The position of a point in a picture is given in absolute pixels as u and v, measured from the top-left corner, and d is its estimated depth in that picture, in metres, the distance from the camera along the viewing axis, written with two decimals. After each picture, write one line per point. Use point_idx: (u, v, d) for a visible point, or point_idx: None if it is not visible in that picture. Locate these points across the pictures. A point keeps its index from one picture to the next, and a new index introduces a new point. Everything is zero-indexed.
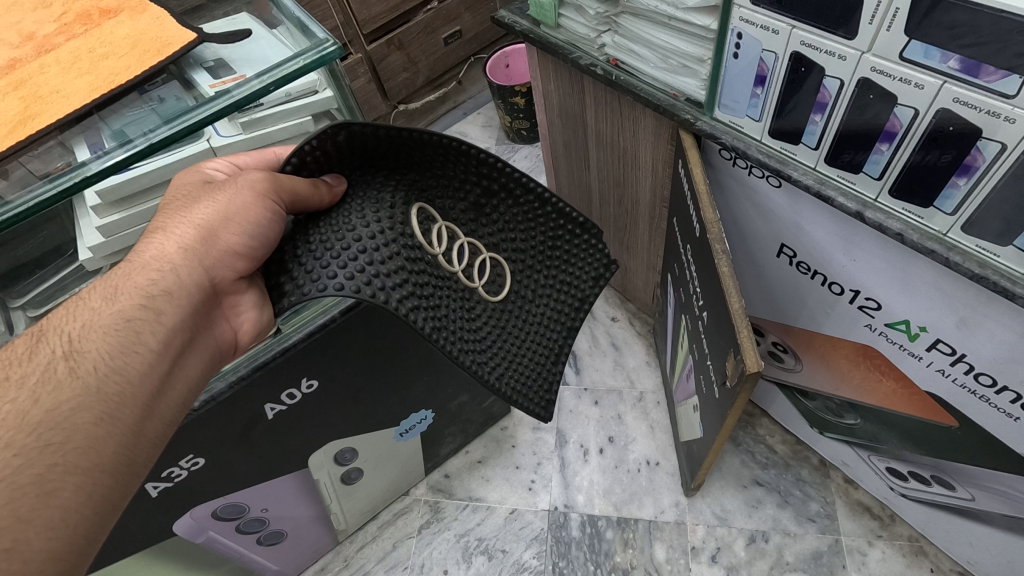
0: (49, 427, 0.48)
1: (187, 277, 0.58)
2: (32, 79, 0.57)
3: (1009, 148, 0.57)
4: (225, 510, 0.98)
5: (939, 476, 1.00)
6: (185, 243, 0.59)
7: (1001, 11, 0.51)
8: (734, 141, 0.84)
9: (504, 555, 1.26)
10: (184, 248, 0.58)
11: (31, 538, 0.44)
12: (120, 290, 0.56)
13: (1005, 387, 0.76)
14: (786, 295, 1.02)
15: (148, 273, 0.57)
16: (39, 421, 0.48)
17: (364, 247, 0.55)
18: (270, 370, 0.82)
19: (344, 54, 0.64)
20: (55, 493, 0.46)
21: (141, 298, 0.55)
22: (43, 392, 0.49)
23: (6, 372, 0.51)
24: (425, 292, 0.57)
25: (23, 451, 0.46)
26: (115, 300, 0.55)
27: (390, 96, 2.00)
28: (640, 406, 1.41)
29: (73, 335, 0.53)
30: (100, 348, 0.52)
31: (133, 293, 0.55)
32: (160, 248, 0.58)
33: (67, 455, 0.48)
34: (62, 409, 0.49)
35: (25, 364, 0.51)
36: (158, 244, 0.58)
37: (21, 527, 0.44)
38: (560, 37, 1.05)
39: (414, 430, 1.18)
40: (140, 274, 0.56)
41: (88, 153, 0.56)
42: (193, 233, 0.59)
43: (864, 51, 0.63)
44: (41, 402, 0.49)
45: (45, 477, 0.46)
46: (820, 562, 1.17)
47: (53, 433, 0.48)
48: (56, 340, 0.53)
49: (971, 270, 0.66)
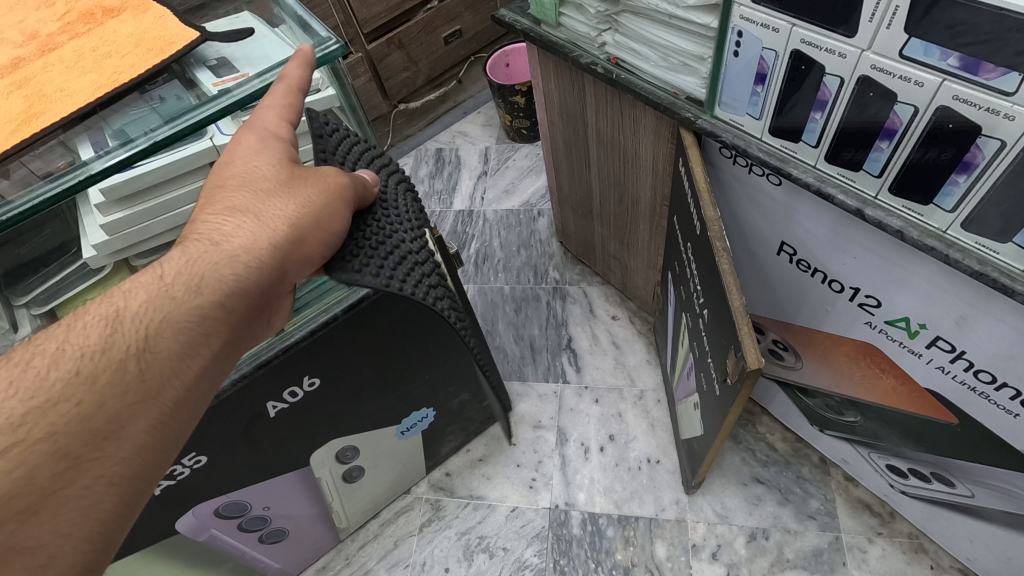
0: (103, 437, 0.46)
1: (269, 276, 0.55)
2: (36, 77, 0.57)
3: (1008, 146, 0.57)
4: (227, 508, 0.98)
5: (938, 473, 1.00)
6: (270, 237, 0.55)
7: (1001, 9, 0.51)
8: (735, 139, 0.84)
9: (505, 553, 1.26)
10: (271, 244, 0.55)
11: (69, 553, 0.43)
12: (201, 279, 0.52)
13: (1005, 384, 0.76)
14: (786, 293, 1.02)
15: (231, 265, 0.53)
16: (98, 430, 0.45)
17: (414, 254, 0.58)
18: (272, 368, 0.82)
19: (347, 52, 0.64)
20: (97, 507, 0.45)
21: (222, 295, 0.52)
22: (109, 396, 0.47)
23: (75, 361, 0.46)
24: (451, 298, 0.62)
25: (76, 462, 0.44)
26: (196, 292, 0.52)
27: (391, 95, 2.00)
28: (640, 404, 1.42)
29: (149, 327, 0.49)
30: (172, 348, 0.50)
31: (215, 288, 0.52)
32: (245, 238, 0.54)
33: (117, 467, 0.46)
34: (124, 417, 0.47)
35: (97, 357, 0.47)
36: (244, 233, 0.55)
37: (59, 543, 0.43)
38: (561, 36, 1.05)
39: (415, 428, 1.19)
40: (223, 264, 0.53)
41: (91, 151, 0.56)
42: (278, 227, 0.55)
43: (864, 49, 0.63)
44: (104, 408, 0.46)
45: (92, 489, 0.45)
46: (821, 559, 1.17)
47: (105, 443, 0.46)
48: (132, 332, 0.49)
49: (970, 267, 0.66)
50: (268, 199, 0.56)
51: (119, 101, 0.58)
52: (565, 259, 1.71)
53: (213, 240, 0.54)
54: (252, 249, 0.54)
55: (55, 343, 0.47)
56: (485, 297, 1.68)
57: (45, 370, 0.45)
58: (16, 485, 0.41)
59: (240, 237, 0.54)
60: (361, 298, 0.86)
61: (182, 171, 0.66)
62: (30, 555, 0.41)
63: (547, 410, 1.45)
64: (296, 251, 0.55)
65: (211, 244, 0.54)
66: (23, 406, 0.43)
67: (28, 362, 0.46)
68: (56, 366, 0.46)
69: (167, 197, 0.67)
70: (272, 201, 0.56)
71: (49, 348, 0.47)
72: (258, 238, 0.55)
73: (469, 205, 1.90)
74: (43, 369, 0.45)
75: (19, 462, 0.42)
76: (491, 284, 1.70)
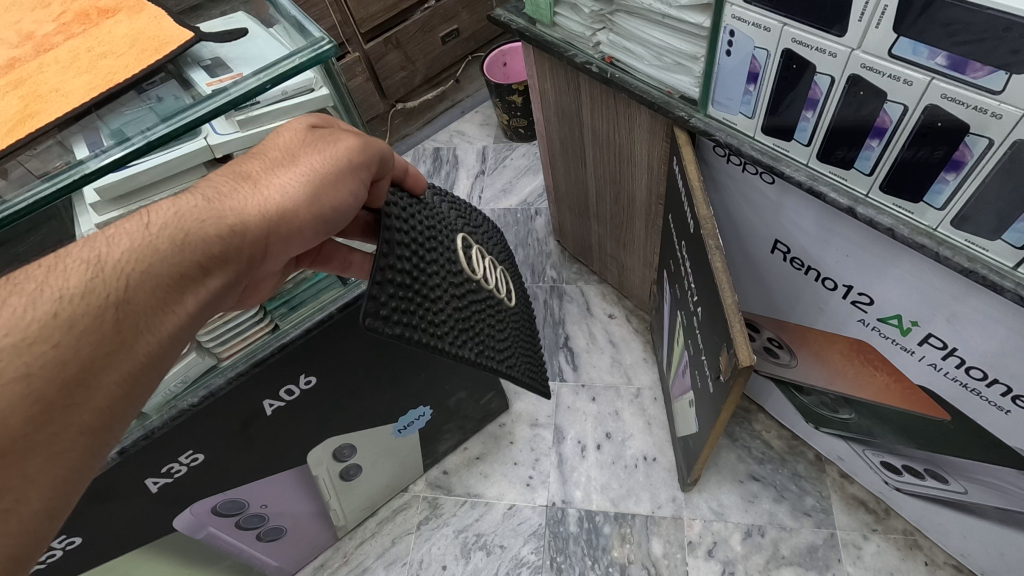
0: (76, 384, 0.44)
1: (253, 242, 0.56)
2: (32, 77, 0.58)
3: (996, 144, 0.58)
4: (224, 506, 0.99)
5: (932, 469, 1.01)
6: (262, 206, 0.57)
7: (996, 10, 0.51)
8: (728, 138, 0.85)
9: (502, 551, 1.27)
10: (263, 214, 0.56)
11: (32, 500, 0.41)
12: (187, 235, 0.52)
13: (996, 380, 0.77)
14: (780, 291, 1.02)
15: (220, 226, 0.54)
16: (71, 375, 0.44)
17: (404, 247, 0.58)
18: (268, 366, 0.82)
19: (340, 52, 0.64)
20: (62, 455, 0.43)
21: (204, 255, 0.53)
22: (84, 342, 0.45)
23: (55, 303, 0.45)
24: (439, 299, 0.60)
25: (48, 407, 0.42)
26: (180, 247, 0.51)
27: (388, 95, 2.01)
28: (637, 402, 1.42)
29: (131, 277, 0.49)
30: (148, 303, 0.49)
31: (198, 248, 0.52)
32: (240, 204, 0.56)
33: (87, 416, 0.45)
34: (96, 366, 0.45)
35: (76, 301, 0.46)
36: (240, 198, 0.56)
37: (24, 488, 0.41)
38: (557, 35, 1.06)
39: (411, 426, 1.19)
40: (212, 224, 0.54)
41: (87, 150, 0.56)
42: (274, 199, 0.57)
43: (854, 48, 0.64)
44: (79, 355, 0.45)
45: (60, 436, 0.43)
46: (816, 556, 1.18)
47: (77, 391, 0.44)
48: (113, 281, 0.48)
49: (960, 265, 0.67)
50: (273, 173, 0.59)
51: (114, 100, 0.58)
52: (562, 258, 1.72)
53: (207, 198, 0.55)
54: (243, 216, 0.56)
55: (34, 283, 0.46)
56: None
57: (22, 309, 0.44)
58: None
59: (236, 201, 0.56)
60: (356, 297, 0.86)
61: (177, 171, 0.66)
62: None
63: (544, 408, 1.45)
64: (285, 225, 0.58)
65: (204, 202, 0.55)
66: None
67: (6, 299, 0.44)
68: (34, 306, 0.44)
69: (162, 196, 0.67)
70: (275, 175, 0.59)
71: (28, 289, 0.45)
72: (252, 206, 0.56)
73: None
74: (20, 309, 0.44)
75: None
76: None
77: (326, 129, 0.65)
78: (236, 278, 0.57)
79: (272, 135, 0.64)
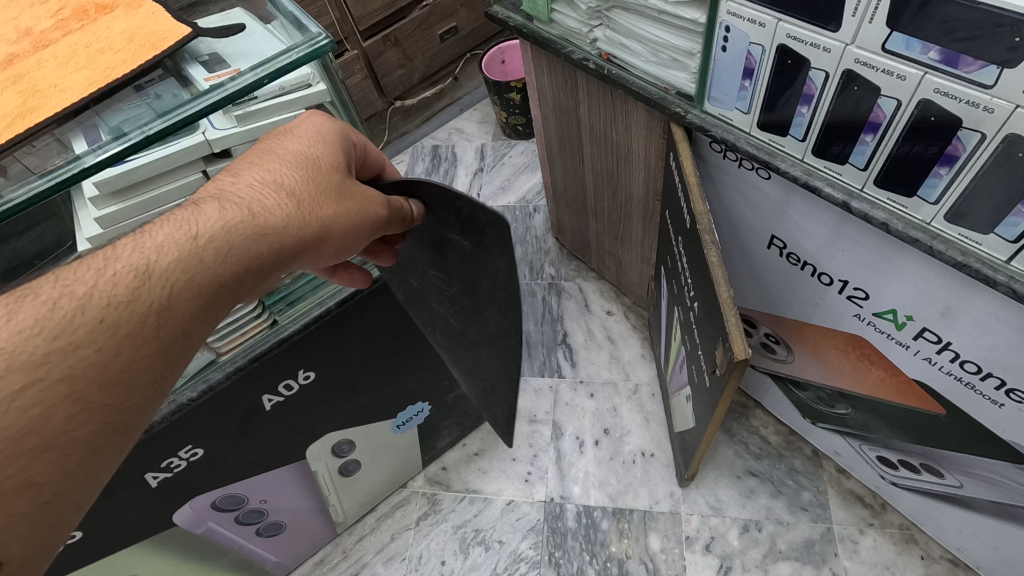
0: (116, 385, 0.46)
1: (285, 258, 0.58)
2: (31, 73, 0.58)
3: (989, 138, 0.58)
4: (224, 501, 0.99)
5: (927, 463, 1.01)
6: (302, 228, 0.58)
7: (995, 7, 0.51)
8: (724, 134, 0.85)
9: (501, 546, 1.27)
10: (300, 232, 0.57)
11: (69, 491, 0.44)
12: (231, 248, 0.53)
13: (990, 373, 0.77)
14: (776, 286, 1.03)
15: (261, 242, 0.55)
16: (112, 378, 0.46)
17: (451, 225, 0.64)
18: (267, 361, 0.83)
19: (336, 47, 0.64)
20: (98, 451, 0.45)
21: (246, 269, 0.55)
22: (127, 347, 0.47)
23: (102, 309, 0.47)
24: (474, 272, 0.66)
25: (89, 407, 0.45)
26: (223, 259, 0.53)
27: (387, 92, 2.01)
28: (635, 398, 1.43)
29: (174, 286, 0.50)
30: (189, 311, 0.51)
31: (241, 261, 0.54)
32: (281, 218, 0.57)
33: (122, 415, 0.47)
34: (135, 368, 0.48)
35: (122, 308, 0.47)
36: (282, 214, 0.57)
37: (62, 481, 0.43)
38: (554, 32, 1.06)
39: (410, 422, 1.20)
40: (254, 240, 0.55)
41: (86, 145, 0.57)
42: (312, 223, 0.58)
43: (848, 43, 0.64)
44: (120, 357, 0.47)
45: (98, 435, 0.45)
46: (813, 550, 1.18)
47: (116, 392, 0.46)
48: (157, 289, 0.49)
49: (954, 259, 0.67)
50: (316, 192, 0.59)
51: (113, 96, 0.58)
52: (560, 255, 1.72)
53: (251, 210, 0.56)
54: (283, 232, 0.57)
55: (82, 286, 0.47)
56: None
57: (70, 314, 0.46)
58: (32, 423, 0.42)
59: (279, 218, 0.56)
60: (353, 292, 0.86)
61: (175, 165, 0.66)
62: (36, 490, 0.42)
63: (543, 405, 1.46)
64: (317, 246, 0.60)
65: (249, 214, 0.55)
66: (46, 346, 0.44)
67: (56, 301, 0.46)
68: (82, 312, 0.46)
69: (160, 190, 0.67)
70: (316, 194, 0.59)
71: (78, 291, 0.47)
72: (293, 224, 0.57)
73: None
74: (69, 314, 0.46)
75: (36, 401, 0.42)
76: None
77: (347, 150, 0.65)
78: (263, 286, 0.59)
79: (298, 140, 0.62)
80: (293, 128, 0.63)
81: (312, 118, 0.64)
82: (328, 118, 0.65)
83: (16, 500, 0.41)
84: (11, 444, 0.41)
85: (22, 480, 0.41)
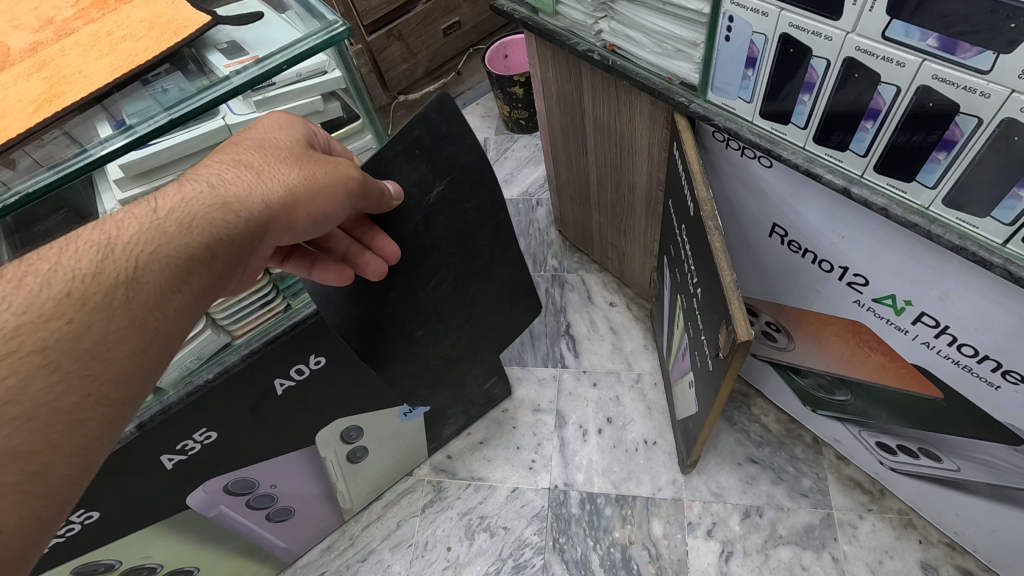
0: (91, 356, 0.47)
1: (253, 227, 0.59)
2: (55, 60, 0.60)
3: (985, 122, 0.60)
4: (235, 484, 1.01)
5: (925, 448, 1.04)
6: (265, 196, 0.60)
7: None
8: (726, 123, 0.87)
9: (506, 532, 1.29)
10: (262, 201, 0.60)
11: (59, 463, 0.43)
12: (194, 219, 0.55)
13: (986, 356, 0.79)
14: (777, 275, 1.05)
15: (223, 212, 0.57)
16: (85, 348, 0.47)
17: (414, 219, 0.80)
18: (280, 344, 0.85)
19: (352, 35, 0.66)
20: (82, 422, 0.45)
21: (211, 238, 0.56)
22: (95, 318, 0.48)
23: (67, 282, 0.48)
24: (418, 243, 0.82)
25: (66, 378, 0.45)
26: (186, 230, 0.55)
27: (391, 87, 2.03)
28: (637, 388, 1.45)
29: (139, 257, 0.52)
30: (159, 282, 0.52)
31: (204, 231, 0.56)
32: (242, 189, 0.59)
33: (104, 386, 0.47)
34: (108, 340, 0.48)
35: (88, 282, 0.49)
36: (242, 186, 0.59)
37: (50, 452, 0.43)
38: (558, 24, 1.08)
39: (417, 410, 1.22)
40: (215, 210, 0.57)
41: (112, 128, 0.59)
42: (274, 190, 0.61)
43: (848, 31, 0.66)
44: (92, 330, 0.47)
45: (80, 406, 0.45)
46: (813, 535, 1.20)
47: (94, 363, 0.47)
48: (121, 261, 0.51)
49: (951, 242, 0.69)
50: (272, 163, 0.62)
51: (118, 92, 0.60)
52: (563, 248, 1.74)
53: (210, 185, 0.58)
54: (245, 201, 0.59)
55: (48, 263, 0.49)
56: None
57: (37, 288, 0.47)
58: (10, 394, 0.42)
59: (239, 190, 0.59)
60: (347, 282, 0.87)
61: (196, 150, 0.68)
62: (25, 460, 0.42)
63: (546, 394, 1.48)
64: (284, 213, 0.62)
65: (206, 188, 0.58)
66: (16, 319, 0.45)
67: (22, 278, 0.47)
68: (48, 285, 0.47)
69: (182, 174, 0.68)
70: (274, 166, 0.62)
71: (42, 269, 0.48)
72: (252, 194, 0.59)
73: None
74: (36, 288, 0.47)
75: (12, 371, 0.43)
76: None
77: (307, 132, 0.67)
78: (238, 261, 0.60)
79: (257, 124, 0.64)
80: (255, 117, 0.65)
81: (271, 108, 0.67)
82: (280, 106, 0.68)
83: (4, 470, 0.41)
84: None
85: (7, 450, 0.41)
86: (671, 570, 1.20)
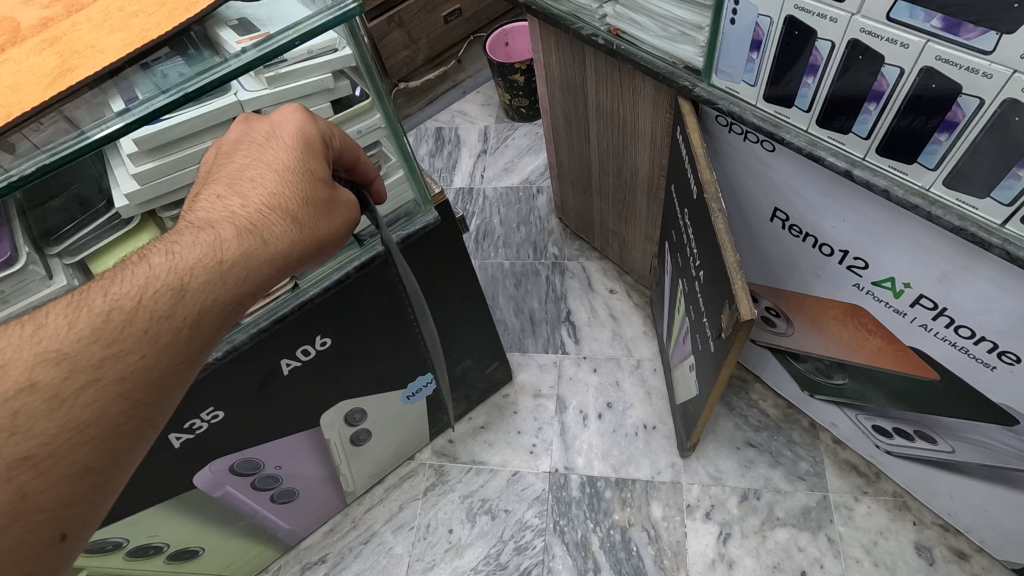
0: (157, 386, 0.50)
1: (289, 273, 0.60)
2: (66, 35, 0.60)
3: (987, 103, 0.61)
4: (242, 464, 1.02)
5: (921, 430, 1.06)
6: (302, 252, 0.60)
7: None
8: (730, 106, 0.88)
9: (507, 515, 1.31)
10: (302, 254, 0.60)
11: (115, 477, 0.48)
12: (251, 270, 0.56)
13: (983, 338, 0.81)
14: (778, 260, 1.06)
15: (271, 265, 0.58)
16: (155, 379, 0.50)
17: None
18: (289, 323, 0.86)
19: (363, 12, 0.65)
20: (137, 443, 0.50)
21: (261, 290, 0.58)
22: (166, 354, 0.51)
23: (148, 321, 0.50)
24: None
25: (134, 404, 0.49)
26: (244, 281, 0.56)
27: (391, 74, 2.03)
28: (637, 373, 1.46)
29: (206, 304, 0.54)
30: (215, 323, 0.55)
31: (255, 282, 0.57)
32: (286, 245, 0.58)
33: (159, 412, 0.51)
34: (170, 373, 0.51)
35: (163, 322, 0.51)
36: (289, 239, 0.59)
37: (111, 469, 0.48)
38: (563, 8, 1.08)
39: (420, 393, 1.22)
40: (265, 263, 0.57)
41: (123, 103, 0.59)
42: (309, 245, 0.60)
43: (854, 13, 0.66)
44: (161, 362, 0.51)
45: (139, 429, 0.49)
46: (809, 517, 1.22)
47: (157, 392, 0.50)
48: (192, 305, 0.53)
49: (951, 223, 0.70)
50: (316, 212, 0.61)
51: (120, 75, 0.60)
52: (563, 235, 1.75)
53: (261, 236, 0.57)
54: (287, 253, 0.59)
55: (130, 300, 0.50)
56: (485, 272, 1.71)
57: (121, 324, 0.49)
58: (91, 417, 0.46)
59: (287, 243, 0.58)
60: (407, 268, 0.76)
61: (206, 126, 0.68)
62: (93, 475, 0.47)
63: (547, 379, 1.49)
64: (312, 259, 0.62)
65: (259, 240, 0.57)
66: (100, 351, 0.48)
67: (110, 313, 0.49)
68: (130, 322, 0.50)
69: (193, 149, 0.69)
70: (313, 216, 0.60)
71: (126, 305, 0.50)
72: (297, 247, 0.59)
73: (469, 182, 1.93)
74: (120, 323, 0.49)
75: (94, 399, 0.47)
76: (491, 260, 1.74)
77: (324, 157, 0.63)
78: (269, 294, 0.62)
79: (285, 153, 0.61)
80: (275, 136, 0.62)
81: (292, 120, 0.62)
82: (306, 120, 0.63)
83: (78, 482, 0.46)
84: (74, 433, 0.46)
85: (83, 467, 0.46)
86: (669, 552, 1.22)
